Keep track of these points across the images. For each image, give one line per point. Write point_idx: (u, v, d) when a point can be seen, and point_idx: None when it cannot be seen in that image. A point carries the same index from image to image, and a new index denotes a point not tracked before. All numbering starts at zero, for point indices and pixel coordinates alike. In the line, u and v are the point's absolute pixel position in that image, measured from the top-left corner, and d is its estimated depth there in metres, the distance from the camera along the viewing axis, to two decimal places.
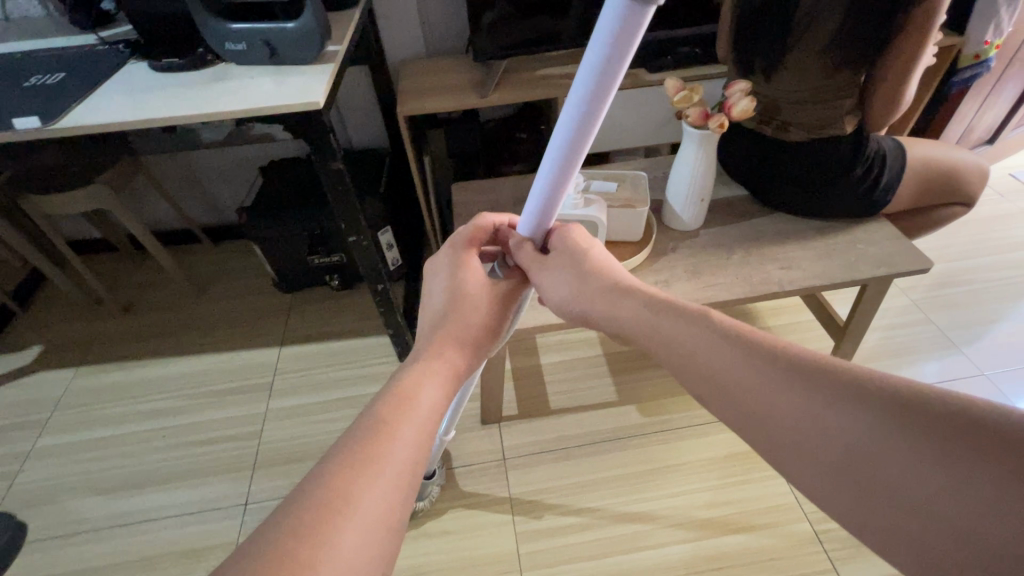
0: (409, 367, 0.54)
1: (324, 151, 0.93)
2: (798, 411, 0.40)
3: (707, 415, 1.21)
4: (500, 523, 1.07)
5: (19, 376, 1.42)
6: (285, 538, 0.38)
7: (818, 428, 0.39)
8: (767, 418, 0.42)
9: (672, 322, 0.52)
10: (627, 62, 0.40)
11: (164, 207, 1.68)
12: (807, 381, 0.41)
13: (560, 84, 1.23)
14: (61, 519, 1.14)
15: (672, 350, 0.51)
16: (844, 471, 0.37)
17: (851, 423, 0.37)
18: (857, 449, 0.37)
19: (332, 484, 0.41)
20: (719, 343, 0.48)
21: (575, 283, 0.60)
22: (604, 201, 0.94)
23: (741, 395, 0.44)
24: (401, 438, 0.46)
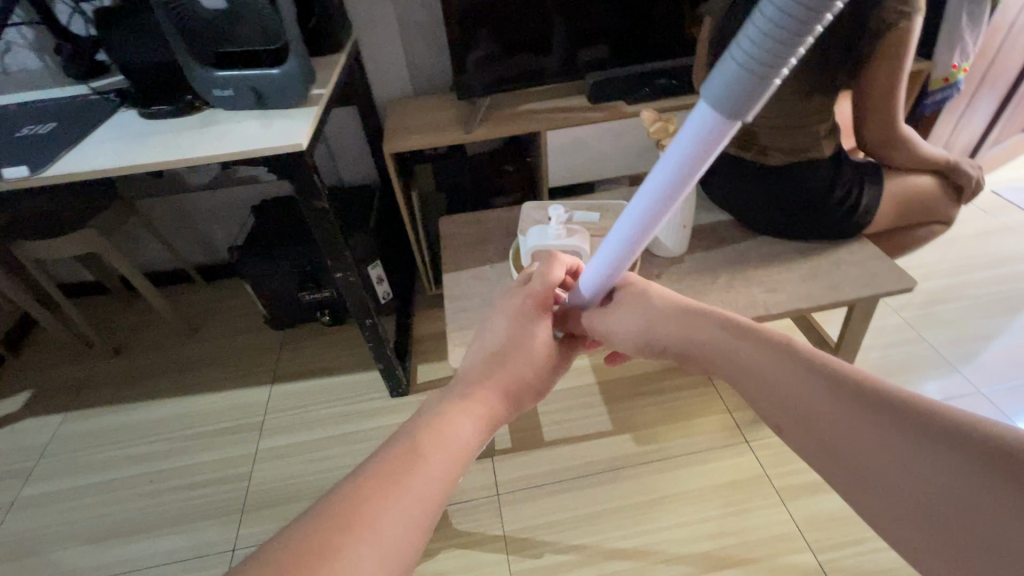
0: (450, 402, 0.54)
1: (309, 190, 0.94)
2: (866, 438, 0.40)
3: (703, 442, 1.19)
4: (495, 563, 1.04)
5: (6, 423, 1.40)
6: (298, 555, 0.37)
7: (884, 455, 0.38)
8: (840, 448, 0.42)
9: (748, 351, 0.52)
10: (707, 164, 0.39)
11: (157, 248, 1.69)
12: (878, 409, 0.41)
13: (543, 117, 1.26)
14: (43, 572, 1.11)
15: (741, 375, 0.52)
16: (922, 508, 0.36)
17: (933, 462, 0.36)
18: (921, 481, 0.36)
19: (351, 506, 0.41)
20: (789, 366, 0.48)
21: (640, 320, 0.61)
22: (586, 230, 0.97)
23: (813, 423, 0.44)
24: (431, 469, 0.46)
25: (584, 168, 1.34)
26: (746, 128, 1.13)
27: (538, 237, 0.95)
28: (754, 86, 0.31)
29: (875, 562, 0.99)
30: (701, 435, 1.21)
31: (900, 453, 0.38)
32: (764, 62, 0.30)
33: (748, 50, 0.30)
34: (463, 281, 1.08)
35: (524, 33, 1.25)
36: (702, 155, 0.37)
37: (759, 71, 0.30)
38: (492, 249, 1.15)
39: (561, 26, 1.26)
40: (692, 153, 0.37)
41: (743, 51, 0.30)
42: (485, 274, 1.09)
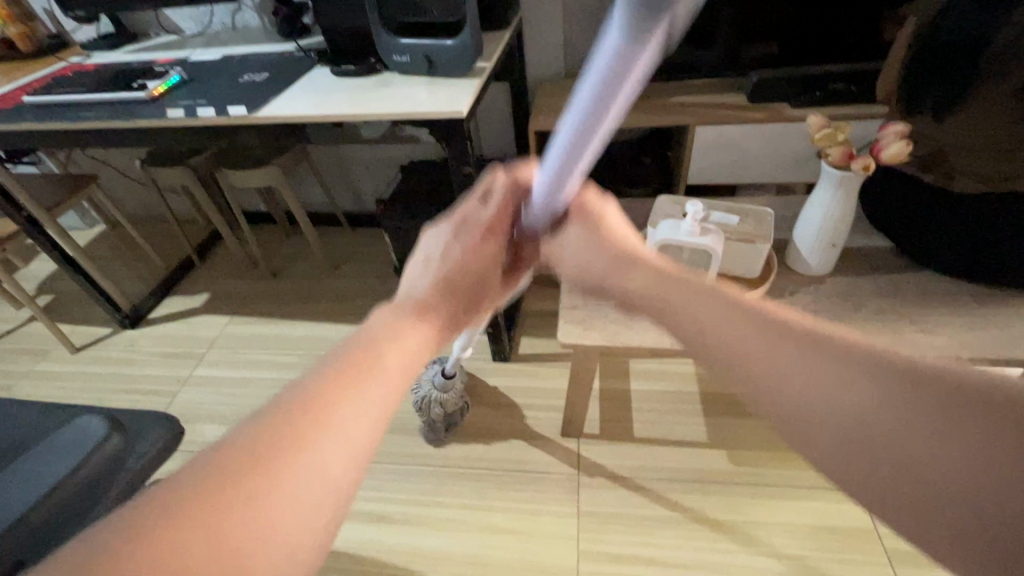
0: (376, 330, 0.43)
1: (460, 155, 1.02)
2: (933, 446, 0.36)
3: (806, 479, 1.11)
4: (565, 536, 1.08)
5: (191, 316, 1.72)
6: (192, 501, 0.32)
7: (848, 413, 0.39)
8: (809, 420, 0.40)
9: (690, 296, 0.48)
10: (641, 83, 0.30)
11: (318, 191, 1.93)
12: (932, 405, 0.37)
13: (694, 112, 1.22)
14: (201, 438, 1.36)
15: (754, 370, 0.42)
16: (893, 466, 0.37)
17: (901, 423, 0.37)
18: (853, 428, 0.39)
19: (273, 429, 0.35)
20: (823, 366, 0.40)
21: (587, 246, 0.55)
22: (722, 234, 0.95)
23: (785, 391, 0.41)
24: (369, 395, 0.39)
25: (728, 168, 1.27)
26: (931, 146, 0.97)
27: (670, 230, 0.95)
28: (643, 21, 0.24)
29: None
30: (805, 471, 1.12)
31: (976, 459, 0.35)
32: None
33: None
34: None
35: (690, 22, 1.20)
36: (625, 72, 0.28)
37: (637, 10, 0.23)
38: None
39: (731, 18, 1.18)
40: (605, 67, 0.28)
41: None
42: None
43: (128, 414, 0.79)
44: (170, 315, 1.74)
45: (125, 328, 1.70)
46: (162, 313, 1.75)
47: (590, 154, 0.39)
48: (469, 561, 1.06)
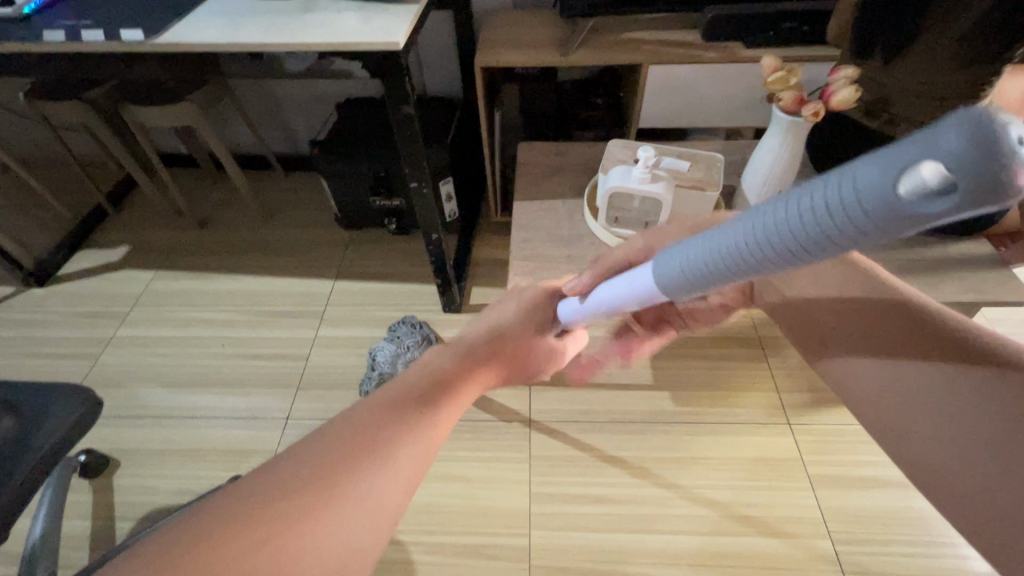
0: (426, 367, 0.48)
1: (397, 94, 0.91)
2: (981, 419, 0.40)
3: (743, 415, 1.18)
4: (517, 481, 1.10)
5: (108, 272, 1.57)
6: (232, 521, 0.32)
7: (909, 387, 0.45)
8: (874, 383, 0.47)
9: (841, 278, 0.53)
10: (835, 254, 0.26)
11: (244, 131, 1.75)
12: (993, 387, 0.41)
13: (648, 49, 1.16)
14: (131, 402, 1.28)
15: (848, 338, 0.50)
16: (930, 445, 0.42)
17: (961, 410, 0.41)
18: (915, 402, 0.44)
19: (340, 441, 0.37)
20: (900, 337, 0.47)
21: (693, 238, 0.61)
22: (673, 180, 0.93)
23: (865, 361, 0.48)
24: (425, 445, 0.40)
25: (680, 112, 1.24)
26: (879, 91, 0.96)
27: (620, 177, 0.92)
28: (978, 193, 0.19)
29: (897, 566, 0.98)
30: (742, 409, 1.19)
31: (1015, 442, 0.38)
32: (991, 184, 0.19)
33: (961, 154, 0.19)
34: (535, 211, 1.07)
35: None
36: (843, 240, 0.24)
37: (970, 189, 0.19)
38: (567, 184, 1.12)
39: None
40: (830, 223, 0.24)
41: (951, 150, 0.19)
42: (557, 209, 1.07)
43: (31, 387, 0.71)
44: (83, 271, 1.58)
45: (31, 287, 1.54)
46: (73, 269, 1.59)
47: (729, 279, 0.33)
48: (423, 510, 1.08)
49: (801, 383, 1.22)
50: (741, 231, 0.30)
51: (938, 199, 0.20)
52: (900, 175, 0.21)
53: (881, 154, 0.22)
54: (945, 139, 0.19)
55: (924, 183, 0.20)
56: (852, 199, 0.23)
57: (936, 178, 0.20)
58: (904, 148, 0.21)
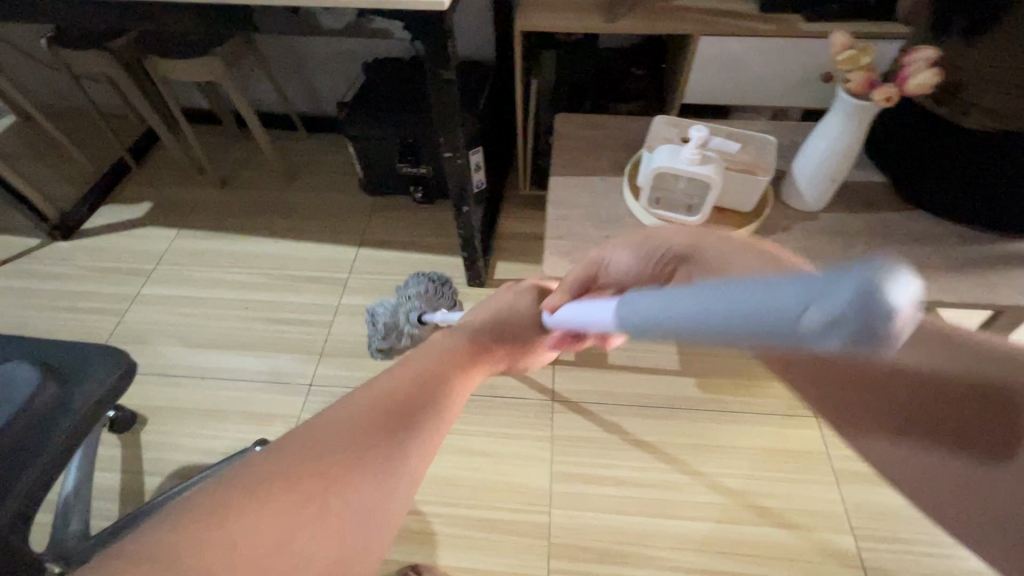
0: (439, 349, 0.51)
1: (438, 56, 0.86)
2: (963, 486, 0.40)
3: (771, 406, 1.16)
4: (539, 459, 1.10)
5: (131, 228, 1.56)
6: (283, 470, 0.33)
7: (923, 442, 0.41)
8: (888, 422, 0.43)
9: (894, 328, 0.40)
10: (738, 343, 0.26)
11: (268, 88, 1.70)
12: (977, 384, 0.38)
13: (701, 19, 1.09)
14: (156, 360, 1.29)
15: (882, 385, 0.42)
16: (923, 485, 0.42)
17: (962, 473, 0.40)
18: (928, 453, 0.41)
19: (375, 404, 0.39)
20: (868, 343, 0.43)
21: (641, 256, 0.59)
22: (723, 162, 0.89)
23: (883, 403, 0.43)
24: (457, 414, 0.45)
25: (727, 88, 1.18)
26: (951, 73, 0.85)
27: (668, 157, 0.88)
28: (861, 338, 0.19)
29: (919, 564, 0.98)
30: (770, 399, 1.17)
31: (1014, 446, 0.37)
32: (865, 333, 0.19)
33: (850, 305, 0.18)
34: (572, 188, 1.03)
35: None
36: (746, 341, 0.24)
37: (852, 332, 0.19)
38: (606, 160, 1.07)
39: None
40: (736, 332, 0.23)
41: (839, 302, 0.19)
42: (595, 187, 1.03)
43: (65, 348, 0.71)
44: (107, 227, 1.57)
45: (56, 240, 1.54)
46: (97, 223, 1.58)
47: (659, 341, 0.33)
48: (444, 482, 1.08)
49: None
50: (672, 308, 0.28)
51: (836, 334, 0.19)
52: (809, 304, 0.20)
53: (801, 277, 0.21)
54: (839, 286, 0.19)
55: (825, 322, 0.19)
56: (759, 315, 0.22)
57: (825, 317, 0.19)
58: (825, 275, 0.20)
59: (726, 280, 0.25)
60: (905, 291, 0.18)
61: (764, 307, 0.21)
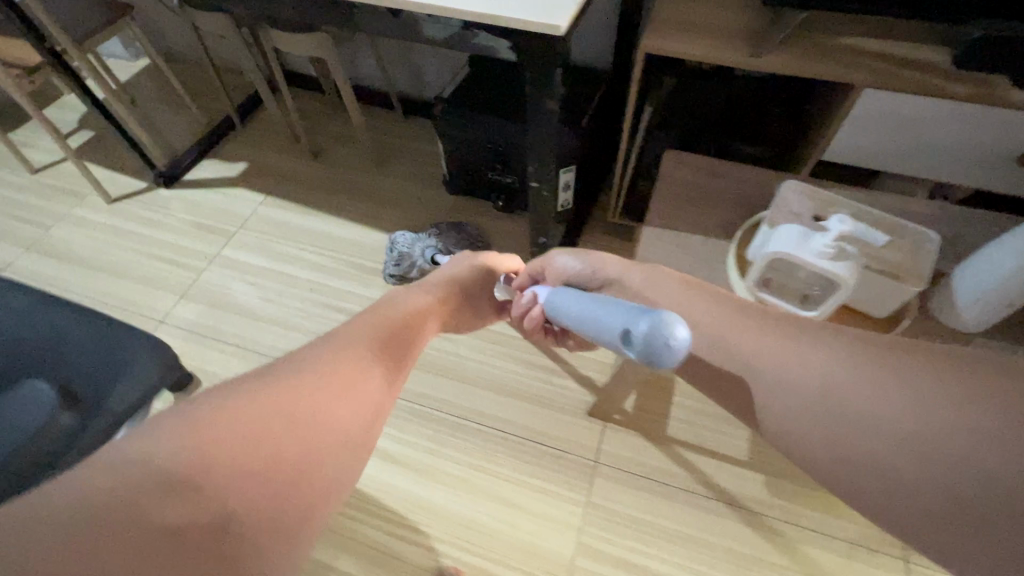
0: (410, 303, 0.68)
1: (544, 84, 0.75)
2: (924, 479, 0.39)
3: (845, 533, 0.99)
4: (568, 525, 1.02)
5: (226, 186, 1.61)
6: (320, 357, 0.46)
7: (882, 438, 0.42)
8: (850, 417, 0.44)
9: (830, 346, 0.49)
10: (610, 342, 0.46)
11: (374, 66, 1.67)
12: (933, 381, 0.42)
13: (875, 67, 0.88)
14: (223, 325, 1.34)
15: (840, 386, 0.45)
16: (879, 480, 0.41)
17: (920, 464, 0.39)
18: (890, 445, 0.41)
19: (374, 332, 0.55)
20: (824, 356, 0.48)
21: (583, 266, 0.74)
22: (863, 260, 0.72)
23: (846, 405, 0.44)
24: (409, 358, 0.57)
25: (879, 150, 1.00)
26: None
27: (792, 244, 0.72)
28: (651, 356, 0.38)
29: None
30: (845, 521, 1.00)
31: (990, 434, 0.38)
32: (656, 355, 0.37)
33: (653, 337, 0.37)
34: (665, 245, 0.90)
35: None
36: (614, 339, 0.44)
37: (649, 355, 0.38)
38: (712, 218, 0.93)
39: None
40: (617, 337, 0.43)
41: (649, 333, 0.38)
42: (692, 248, 0.89)
43: None
44: (204, 181, 1.63)
45: (160, 186, 1.62)
46: (197, 175, 1.65)
47: (580, 330, 0.54)
48: (464, 523, 1.03)
49: None
50: (601, 318, 0.49)
51: (644, 350, 0.38)
52: (638, 333, 0.39)
53: (644, 317, 0.40)
54: (655, 328, 0.37)
55: (644, 342, 0.38)
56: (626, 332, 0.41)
57: (643, 342, 0.38)
58: (654, 314, 0.39)
59: (627, 307, 0.46)
60: (677, 343, 0.37)
61: (623, 320, 0.44)
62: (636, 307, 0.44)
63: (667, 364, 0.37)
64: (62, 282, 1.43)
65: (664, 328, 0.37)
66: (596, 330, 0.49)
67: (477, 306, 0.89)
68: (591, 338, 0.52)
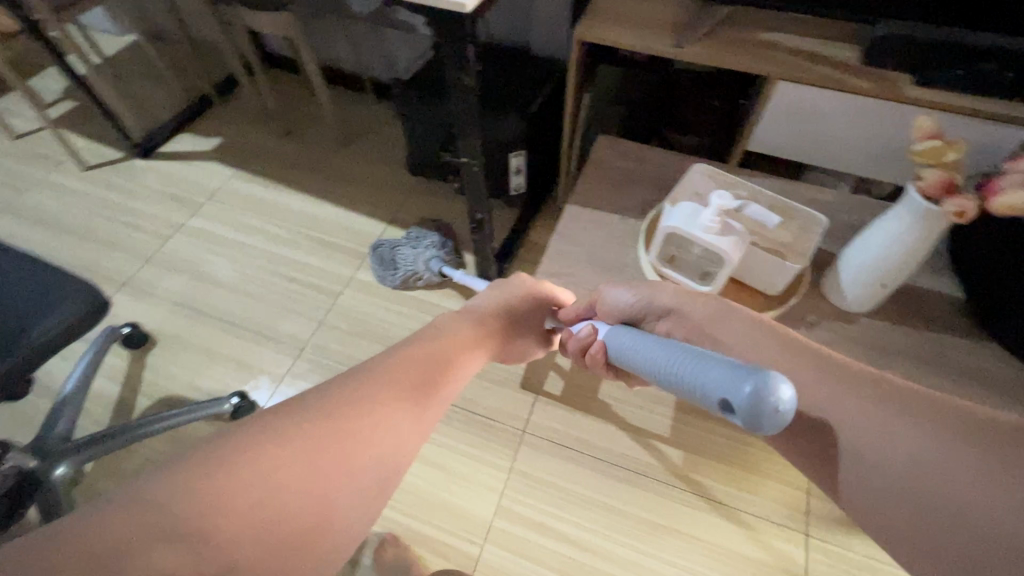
0: (460, 334, 0.64)
1: (459, 61, 0.80)
2: (971, 533, 0.40)
3: (756, 508, 1.02)
4: (489, 488, 1.06)
5: (198, 160, 1.67)
6: (347, 405, 0.46)
7: (923, 494, 0.43)
8: (888, 469, 0.45)
9: (863, 391, 0.49)
10: (693, 400, 0.41)
11: (347, 49, 1.72)
12: (970, 436, 0.44)
13: (784, 60, 0.93)
14: (182, 289, 1.39)
15: (881, 438, 0.46)
16: (930, 535, 0.42)
17: (963, 516, 0.41)
18: (934, 500, 0.43)
19: (410, 372, 0.54)
20: (880, 412, 0.48)
21: (638, 298, 0.66)
22: (750, 237, 0.77)
23: (884, 457, 0.46)
24: (434, 397, 0.54)
25: (801, 145, 1.04)
26: None
27: (684, 220, 0.77)
28: (747, 421, 0.33)
29: None
30: (756, 498, 1.04)
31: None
32: (752, 420, 0.33)
33: (746, 400, 0.33)
34: (584, 222, 0.95)
35: None
36: (699, 396, 0.40)
37: (746, 421, 0.34)
38: (634, 199, 0.98)
39: None
40: (702, 394, 0.39)
41: (742, 396, 0.34)
42: (610, 226, 0.94)
43: (43, 281, 0.75)
44: (178, 154, 1.69)
45: (135, 157, 1.68)
46: (172, 148, 1.70)
47: (658, 382, 0.49)
48: None
49: None
50: (680, 369, 0.44)
51: (737, 413, 0.34)
52: (729, 393, 0.35)
53: (735, 372, 0.36)
54: (748, 388, 0.33)
55: (735, 404, 0.34)
56: (712, 389, 0.37)
57: (734, 403, 0.34)
58: (750, 372, 0.35)
59: (709, 358, 0.41)
60: (777, 409, 0.33)
61: (703, 374, 0.39)
62: (723, 360, 0.40)
63: (761, 431, 0.33)
64: (34, 243, 1.49)
65: (768, 390, 0.33)
66: (675, 383, 0.44)
67: (527, 337, 0.78)
68: (667, 391, 0.47)
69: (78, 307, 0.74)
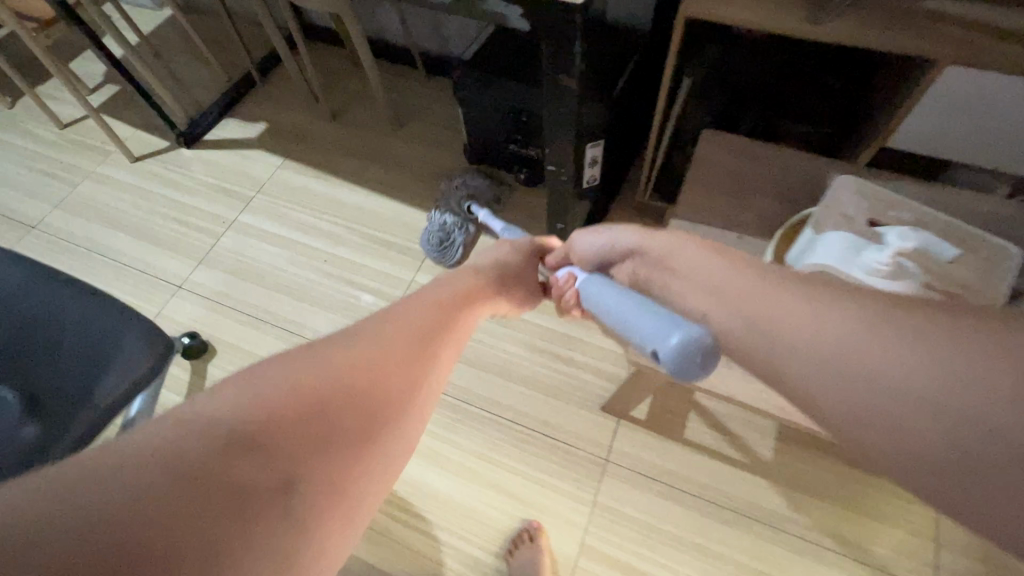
0: (470, 276, 0.65)
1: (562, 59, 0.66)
2: (942, 429, 0.31)
3: (871, 555, 0.92)
4: (571, 522, 0.99)
5: (244, 148, 1.58)
6: (389, 326, 0.46)
7: (876, 394, 0.33)
8: (824, 368, 0.35)
9: (781, 288, 0.40)
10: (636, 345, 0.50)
11: (395, 20, 1.56)
12: (930, 321, 0.33)
13: (959, 38, 0.74)
14: (238, 292, 1.33)
15: (810, 332, 0.36)
16: (896, 443, 0.32)
17: (929, 416, 0.31)
18: (901, 402, 0.33)
19: (441, 306, 0.54)
20: (800, 299, 0.38)
21: (595, 247, 0.61)
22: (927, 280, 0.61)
23: (816, 357, 0.36)
24: (461, 325, 0.55)
25: None
26: None
27: (840, 258, 0.62)
28: (686, 374, 0.42)
29: None
30: (871, 545, 0.93)
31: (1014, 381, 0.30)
32: (691, 373, 0.42)
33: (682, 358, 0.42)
34: None
35: None
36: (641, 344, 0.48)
37: (682, 372, 0.42)
38: (749, 211, 0.83)
39: None
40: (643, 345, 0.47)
41: (676, 355, 0.42)
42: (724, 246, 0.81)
43: (94, 337, 0.68)
44: (223, 141, 1.60)
45: (181, 146, 1.60)
46: (216, 135, 1.62)
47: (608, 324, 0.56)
48: (465, 510, 1.02)
49: (968, 543, 0.92)
50: (626, 319, 0.51)
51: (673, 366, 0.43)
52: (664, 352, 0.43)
53: (674, 333, 0.43)
54: (687, 350, 0.42)
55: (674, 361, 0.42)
56: (653, 347, 0.45)
57: (671, 361, 0.43)
58: (682, 331, 0.43)
59: (650, 313, 0.48)
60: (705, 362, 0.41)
61: (645, 327, 0.47)
62: (661, 313, 0.47)
63: (700, 378, 0.42)
64: (89, 243, 1.45)
65: (693, 348, 0.41)
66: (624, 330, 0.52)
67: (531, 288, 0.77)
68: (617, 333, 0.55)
69: (137, 365, 0.67)
